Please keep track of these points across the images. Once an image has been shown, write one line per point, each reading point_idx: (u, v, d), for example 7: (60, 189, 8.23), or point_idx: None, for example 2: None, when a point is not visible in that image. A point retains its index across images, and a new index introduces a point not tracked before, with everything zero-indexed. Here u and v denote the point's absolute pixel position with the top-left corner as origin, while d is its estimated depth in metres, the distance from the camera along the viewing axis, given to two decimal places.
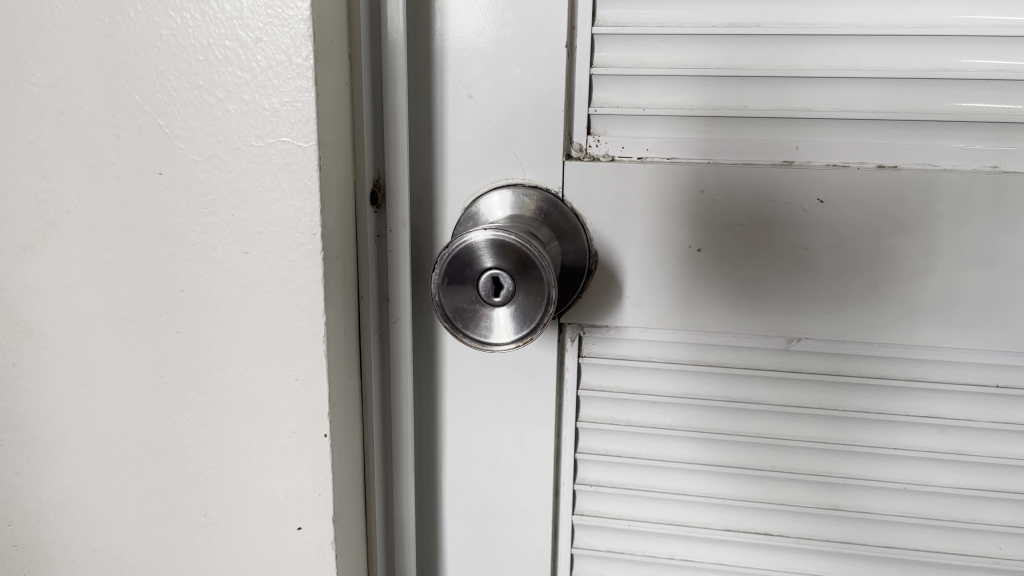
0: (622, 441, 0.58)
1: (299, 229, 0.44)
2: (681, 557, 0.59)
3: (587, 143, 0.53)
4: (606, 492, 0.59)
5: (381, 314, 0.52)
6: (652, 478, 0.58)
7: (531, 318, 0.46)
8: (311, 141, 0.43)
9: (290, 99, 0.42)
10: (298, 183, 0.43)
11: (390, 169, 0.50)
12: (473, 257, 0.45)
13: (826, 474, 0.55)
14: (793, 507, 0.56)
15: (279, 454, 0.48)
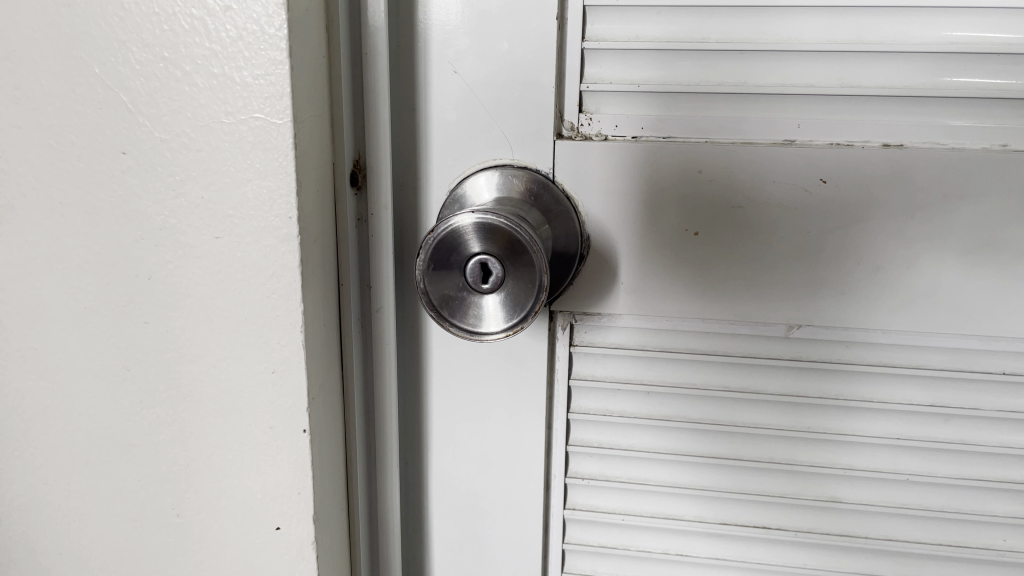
0: (615, 432, 0.55)
1: (274, 212, 0.41)
2: (676, 552, 0.57)
3: (579, 122, 0.51)
4: (598, 485, 0.56)
5: (363, 302, 0.50)
6: (646, 471, 0.56)
7: (522, 304, 0.44)
8: (287, 117, 0.40)
9: (262, 72, 0.39)
10: (273, 162, 0.41)
11: (372, 148, 0.47)
12: (460, 241, 0.43)
13: (825, 466, 0.53)
14: (792, 499, 0.54)
15: (256, 450, 0.46)
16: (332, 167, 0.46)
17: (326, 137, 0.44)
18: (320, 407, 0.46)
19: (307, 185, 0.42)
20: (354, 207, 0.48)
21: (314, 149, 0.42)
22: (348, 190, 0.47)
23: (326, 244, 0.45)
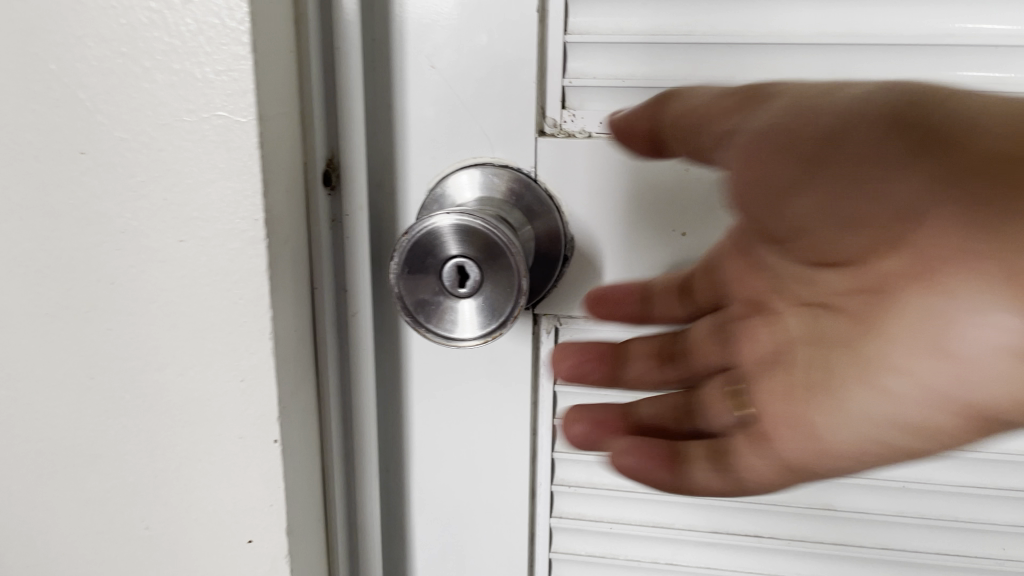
0: None
1: (239, 213, 0.39)
2: (666, 561, 0.56)
3: (562, 119, 0.49)
4: (585, 493, 0.55)
5: (338, 306, 0.48)
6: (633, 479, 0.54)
7: (500, 309, 0.42)
8: (251, 115, 0.38)
9: (225, 68, 0.38)
10: (237, 162, 0.39)
11: (346, 147, 0.45)
12: (435, 244, 0.41)
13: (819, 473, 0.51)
14: (784, 507, 0.52)
15: (226, 461, 0.44)
16: (303, 166, 0.44)
17: (296, 136, 0.42)
18: (293, 416, 0.44)
19: (274, 186, 0.40)
20: (328, 208, 0.46)
21: (282, 148, 0.40)
22: (321, 190, 0.45)
23: (298, 247, 0.43)
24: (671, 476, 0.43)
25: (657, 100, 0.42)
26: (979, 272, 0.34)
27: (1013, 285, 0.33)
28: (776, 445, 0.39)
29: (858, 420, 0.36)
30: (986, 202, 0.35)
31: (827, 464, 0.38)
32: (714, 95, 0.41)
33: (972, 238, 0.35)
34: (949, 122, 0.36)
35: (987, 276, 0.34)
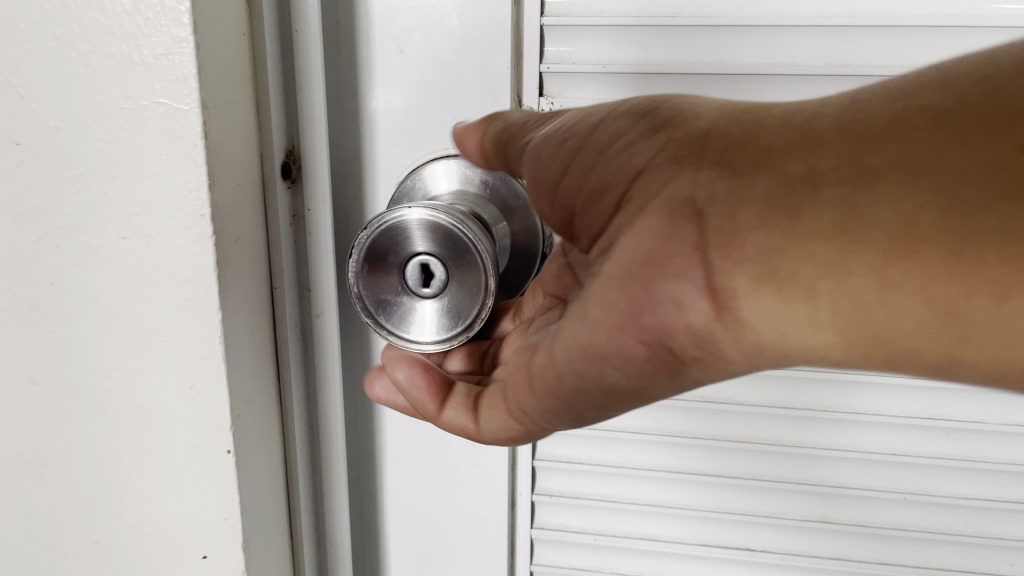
0: (586, 446, 0.52)
1: (183, 209, 0.37)
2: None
3: (540, 107, 0.46)
4: (568, 503, 0.53)
5: (299, 308, 0.45)
6: (618, 487, 0.52)
7: (465, 311, 0.40)
8: (194, 102, 0.35)
9: (164, 51, 0.35)
10: (181, 153, 0.36)
11: (305, 137, 0.42)
12: (398, 239, 0.39)
13: (814, 484, 0.49)
14: (780, 519, 0.50)
15: (178, 473, 0.41)
16: (259, 158, 0.40)
17: (250, 125, 0.39)
18: (249, 425, 0.41)
19: (223, 179, 0.37)
20: (287, 202, 0.43)
21: (232, 138, 0.37)
22: (279, 183, 0.42)
23: (254, 245, 0.40)
24: (434, 404, 0.41)
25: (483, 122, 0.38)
26: (670, 214, 0.29)
27: (698, 220, 0.28)
28: (513, 379, 0.37)
29: (598, 355, 0.32)
30: (719, 164, 0.28)
31: (561, 401, 0.35)
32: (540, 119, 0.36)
33: (681, 184, 0.29)
34: (708, 118, 0.30)
35: (676, 229, 0.29)
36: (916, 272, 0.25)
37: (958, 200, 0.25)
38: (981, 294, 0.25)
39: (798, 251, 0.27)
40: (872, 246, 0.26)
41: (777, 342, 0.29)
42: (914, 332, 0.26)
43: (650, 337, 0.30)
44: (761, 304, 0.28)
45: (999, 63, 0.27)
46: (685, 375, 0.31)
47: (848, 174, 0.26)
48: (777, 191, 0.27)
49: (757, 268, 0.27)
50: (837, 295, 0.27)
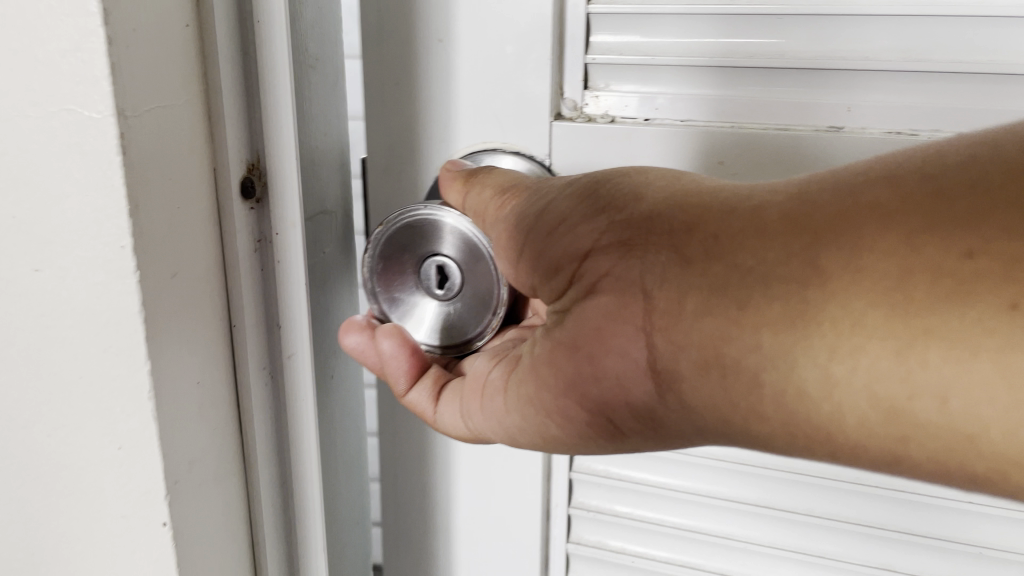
0: (626, 463, 0.49)
1: (101, 237, 0.32)
2: None
3: (584, 100, 0.43)
4: (606, 520, 0.50)
5: (271, 340, 0.40)
6: (660, 509, 0.50)
7: (477, 318, 0.37)
8: (105, 110, 0.30)
9: (70, 46, 0.30)
10: (94, 171, 0.31)
11: (269, 149, 0.37)
12: (415, 236, 0.37)
13: (875, 526, 0.45)
14: (838, 560, 0.47)
15: (111, 542, 0.37)
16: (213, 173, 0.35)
17: (200, 138, 0.34)
18: (197, 483, 0.37)
19: (150, 203, 0.32)
20: (253, 224, 0.38)
21: (172, 157, 0.33)
22: (242, 203, 0.37)
23: (205, 278, 0.36)
24: (405, 383, 0.37)
25: (462, 173, 0.36)
26: (617, 290, 0.28)
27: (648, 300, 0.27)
28: (481, 390, 0.35)
29: (546, 407, 0.32)
30: (670, 246, 0.27)
31: (511, 440, 0.35)
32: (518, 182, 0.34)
33: (629, 268, 0.28)
34: (662, 193, 0.29)
35: (623, 308, 0.28)
36: (873, 370, 0.24)
37: (904, 301, 0.23)
38: (921, 395, 0.23)
39: (741, 340, 0.25)
40: (814, 340, 0.24)
41: (718, 426, 0.27)
42: (857, 427, 0.25)
43: (595, 403, 0.30)
44: (702, 388, 0.27)
45: (967, 149, 0.24)
46: (632, 441, 0.31)
47: (797, 272, 0.25)
48: (720, 281, 0.26)
49: (698, 355, 0.26)
50: (780, 386, 0.25)
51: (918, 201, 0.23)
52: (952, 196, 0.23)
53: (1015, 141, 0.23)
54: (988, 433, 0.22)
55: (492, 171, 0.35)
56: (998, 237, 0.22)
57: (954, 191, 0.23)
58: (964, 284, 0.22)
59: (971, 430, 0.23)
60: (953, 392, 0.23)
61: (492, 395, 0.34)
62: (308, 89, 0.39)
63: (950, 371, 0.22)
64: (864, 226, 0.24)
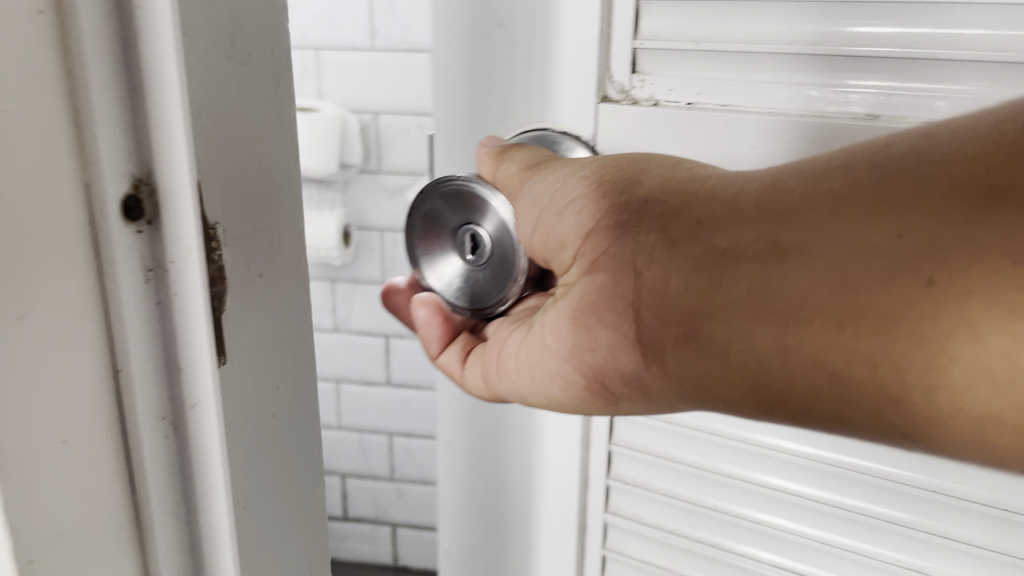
0: (662, 441, 0.50)
1: None
2: None
3: (631, 84, 0.44)
4: (641, 493, 0.52)
5: (169, 416, 0.25)
6: (692, 489, 0.50)
7: (498, 285, 0.39)
8: None
9: None
10: None
11: (157, 151, 0.23)
12: (445, 205, 0.39)
13: (905, 527, 0.43)
14: (867, 556, 0.45)
15: None
16: (83, 190, 0.21)
17: (59, 122, 0.20)
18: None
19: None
20: (140, 253, 0.23)
21: None
22: (120, 226, 0.22)
23: (87, 334, 0.22)
24: (437, 347, 0.41)
25: (493, 153, 0.37)
26: (612, 268, 0.29)
27: (637, 276, 0.29)
28: (498, 349, 0.37)
29: (548, 371, 0.34)
30: (658, 228, 0.29)
31: (519, 398, 0.37)
32: (535, 167, 0.35)
33: (624, 247, 0.29)
34: (658, 177, 0.30)
35: (616, 285, 0.29)
36: (820, 341, 0.25)
37: (845, 280, 0.25)
38: (855, 360, 0.25)
39: (713, 315, 0.27)
40: (772, 315, 0.26)
41: (692, 395, 0.29)
42: (805, 394, 0.26)
43: (589, 368, 0.31)
44: (681, 359, 0.28)
45: (902, 142, 0.26)
46: (621, 407, 0.32)
47: (761, 253, 0.26)
48: (699, 262, 0.27)
49: (678, 329, 0.28)
50: (744, 357, 0.27)
51: (875, 190, 0.25)
52: (903, 183, 0.25)
53: (944, 134, 0.25)
54: (910, 394, 0.24)
55: (512, 157, 0.36)
56: (942, 221, 0.24)
57: (908, 180, 0.25)
58: (896, 263, 0.24)
59: (898, 392, 0.25)
60: (882, 358, 0.24)
61: (506, 355, 0.37)
62: (251, 80, 0.27)
63: (879, 340, 0.24)
64: (822, 212, 0.26)
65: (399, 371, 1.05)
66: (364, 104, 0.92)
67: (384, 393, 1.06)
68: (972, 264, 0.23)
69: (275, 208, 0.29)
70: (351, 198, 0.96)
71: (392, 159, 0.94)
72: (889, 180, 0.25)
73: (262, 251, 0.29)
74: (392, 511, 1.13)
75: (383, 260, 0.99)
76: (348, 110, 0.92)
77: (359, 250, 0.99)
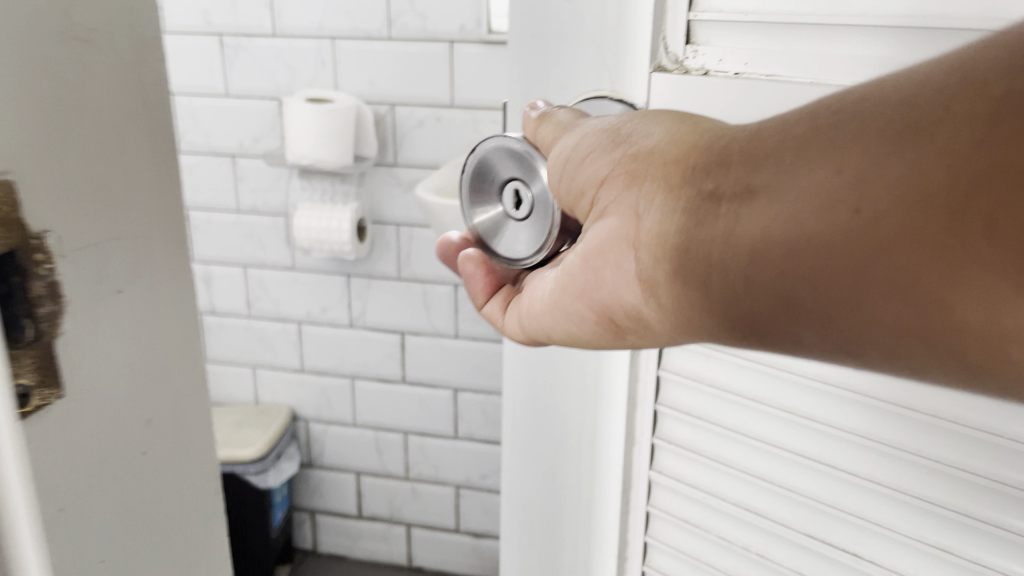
0: (707, 402, 0.45)
1: None
2: (758, 553, 0.45)
3: (684, 54, 0.43)
4: (683, 452, 0.47)
5: None
6: (737, 453, 0.44)
7: (541, 243, 0.36)
8: None
9: None
10: None
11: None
12: (493, 164, 0.37)
13: (987, 523, 0.35)
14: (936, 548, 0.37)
15: None
16: None
17: None
18: None
19: None
20: None
21: None
22: None
23: None
24: (481, 297, 0.41)
25: (539, 113, 0.36)
26: (623, 208, 0.31)
27: (643, 215, 0.30)
28: (528, 287, 0.38)
29: (565, 309, 0.35)
30: (662, 178, 0.30)
31: (541, 335, 0.38)
32: (581, 120, 0.35)
33: (628, 197, 0.31)
34: (662, 130, 0.31)
35: (623, 229, 0.31)
36: (774, 274, 0.26)
37: (798, 218, 0.25)
38: (806, 292, 0.25)
39: (695, 251, 0.28)
40: (734, 250, 0.27)
41: (683, 328, 0.30)
42: (773, 324, 0.26)
43: (599, 303, 0.33)
44: (676, 289, 0.29)
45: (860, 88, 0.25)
46: (629, 340, 0.34)
47: (734, 193, 0.27)
48: (691, 206, 0.28)
49: (673, 263, 0.29)
50: (716, 288, 0.28)
51: (834, 132, 0.24)
52: (860, 123, 0.24)
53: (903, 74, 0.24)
54: (847, 320, 0.24)
55: (557, 115, 0.36)
56: (890, 163, 0.23)
57: (866, 119, 0.24)
58: (835, 200, 0.24)
59: (838, 317, 0.24)
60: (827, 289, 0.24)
61: (534, 291, 0.37)
62: (98, 65, 0.25)
63: (823, 274, 0.24)
64: (785, 157, 0.26)
65: (414, 368, 1.02)
66: (380, 95, 0.92)
67: (398, 390, 1.04)
68: (914, 207, 0.22)
69: (130, 211, 0.27)
70: (366, 191, 0.96)
71: (407, 151, 0.94)
72: (849, 120, 0.24)
73: (119, 264, 0.26)
74: (406, 511, 1.10)
75: (398, 254, 0.98)
76: (363, 101, 0.93)
77: (374, 245, 0.98)
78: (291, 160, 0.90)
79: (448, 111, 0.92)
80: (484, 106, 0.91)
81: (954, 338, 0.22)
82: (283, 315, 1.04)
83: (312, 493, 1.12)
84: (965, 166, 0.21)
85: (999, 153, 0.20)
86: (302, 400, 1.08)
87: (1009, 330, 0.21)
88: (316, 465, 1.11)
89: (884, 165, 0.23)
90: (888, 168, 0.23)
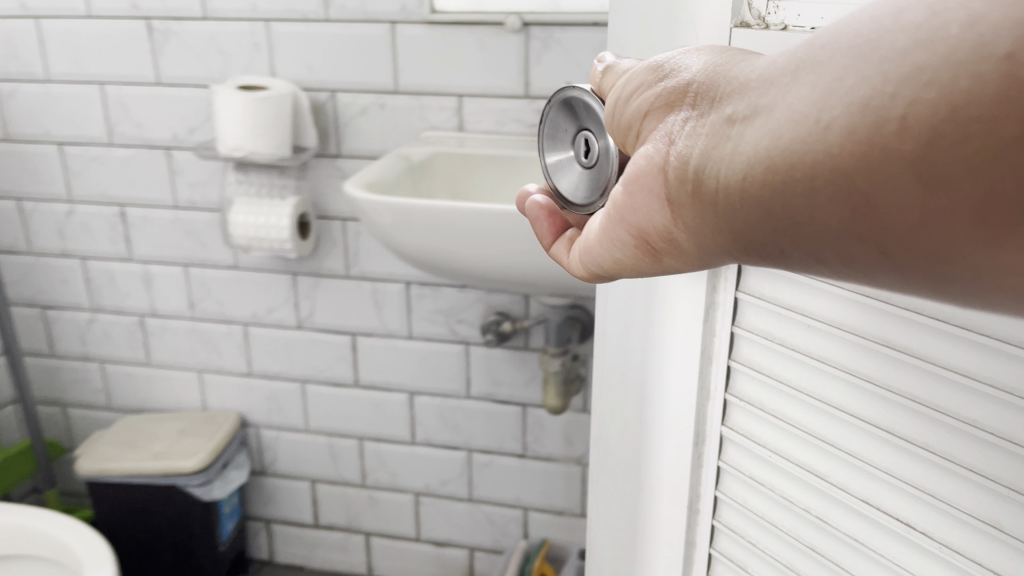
0: (776, 356, 0.43)
1: None
2: (817, 515, 0.42)
3: (766, 10, 0.39)
4: (752, 411, 0.44)
5: None
6: (802, 411, 0.42)
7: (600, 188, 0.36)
8: None
9: None
10: None
11: None
12: (570, 112, 0.37)
13: None
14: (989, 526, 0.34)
15: None
16: None
17: None
18: None
19: None
20: None
21: None
22: None
23: None
24: (548, 241, 0.41)
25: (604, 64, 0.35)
26: (649, 139, 0.31)
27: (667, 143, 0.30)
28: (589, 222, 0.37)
29: (603, 239, 0.35)
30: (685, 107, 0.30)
31: (597, 266, 0.37)
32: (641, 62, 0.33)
33: (659, 126, 0.31)
34: (703, 61, 0.30)
35: (645, 159, 0.31)
36: (763, 189, 0.26)
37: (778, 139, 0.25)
38: (792, 206, 0.25)
39: (706, 172, 0.28)
40: (731, 170, 0.27)
41: (706, 244, 0.30)
42: (778, 238, 0.27)
43: (634, 227, 0.33)
44: (695, 210, 0.30)
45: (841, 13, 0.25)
46: (668, 264, 0.33)
47: (740, 115, 0.27)
48: (705, 130, 0.29)
49: (688, 185, 0.29)
50: (723, 206, 0.28)
51: (817, 53, 0.25)
52: (839, 41, 0.25)
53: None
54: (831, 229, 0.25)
55: (618, 65, 0.34)
56: (848, 74, 0.24)
57: (841, 39, 0.24)
58: (812, 116, 0.24)
59: (824, 224, 0.25)
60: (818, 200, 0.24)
61: (591, 222, 0.36)
62: None
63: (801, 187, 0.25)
64: (781, 80, 0.26)
65: (367, 371, 0.99)
66: (319, 82, 0.89)
67: (355, 394, 1.00)
68: (854, 115, 0.23)
69: None
70: (310, 181, 0.92)
71: (352, 139, 0.90)
72: (833, 41, 0.25)
73: None
74: (365, 519, 1.06)
75: (345, 251, 0.94)
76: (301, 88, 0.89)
77: (321, 242, 0.94)
78: (223, 152, 0.84)
79: (392, 97, 0.88)
80: (430, 91, 0.87)
81: (885, 236, 0.23)
82: (227, 317, 0.99)
83: (267, 502, 1.08)
84: (926, 75, 0.22)
85: (919, 58, 0.22)
86: (254, 406, 1.03)
87: (910, 224, 0.23)
88: (270, 472, 1.06)
89: (836, 81, 0.24)
90: (843, 81, 0.24)
